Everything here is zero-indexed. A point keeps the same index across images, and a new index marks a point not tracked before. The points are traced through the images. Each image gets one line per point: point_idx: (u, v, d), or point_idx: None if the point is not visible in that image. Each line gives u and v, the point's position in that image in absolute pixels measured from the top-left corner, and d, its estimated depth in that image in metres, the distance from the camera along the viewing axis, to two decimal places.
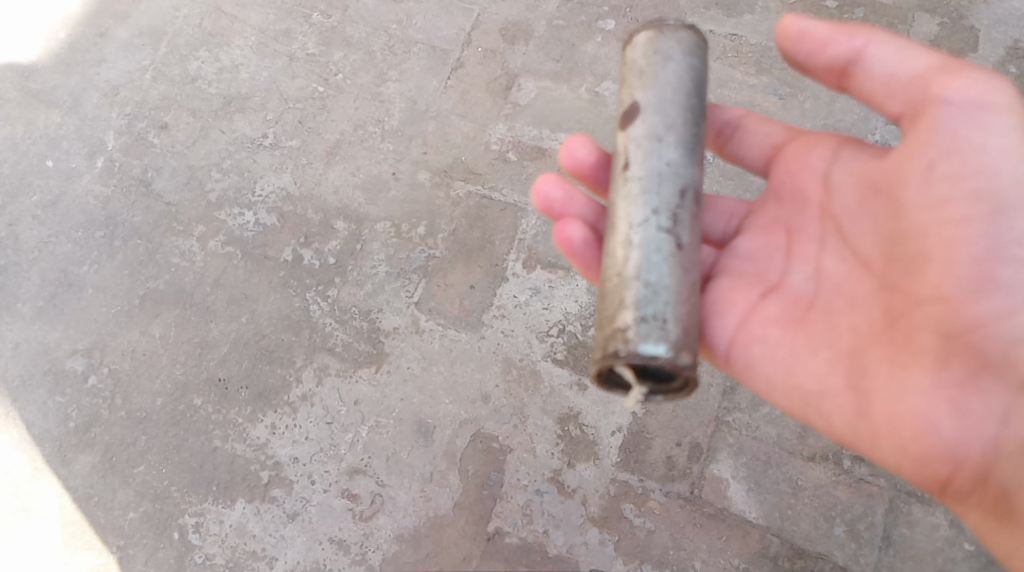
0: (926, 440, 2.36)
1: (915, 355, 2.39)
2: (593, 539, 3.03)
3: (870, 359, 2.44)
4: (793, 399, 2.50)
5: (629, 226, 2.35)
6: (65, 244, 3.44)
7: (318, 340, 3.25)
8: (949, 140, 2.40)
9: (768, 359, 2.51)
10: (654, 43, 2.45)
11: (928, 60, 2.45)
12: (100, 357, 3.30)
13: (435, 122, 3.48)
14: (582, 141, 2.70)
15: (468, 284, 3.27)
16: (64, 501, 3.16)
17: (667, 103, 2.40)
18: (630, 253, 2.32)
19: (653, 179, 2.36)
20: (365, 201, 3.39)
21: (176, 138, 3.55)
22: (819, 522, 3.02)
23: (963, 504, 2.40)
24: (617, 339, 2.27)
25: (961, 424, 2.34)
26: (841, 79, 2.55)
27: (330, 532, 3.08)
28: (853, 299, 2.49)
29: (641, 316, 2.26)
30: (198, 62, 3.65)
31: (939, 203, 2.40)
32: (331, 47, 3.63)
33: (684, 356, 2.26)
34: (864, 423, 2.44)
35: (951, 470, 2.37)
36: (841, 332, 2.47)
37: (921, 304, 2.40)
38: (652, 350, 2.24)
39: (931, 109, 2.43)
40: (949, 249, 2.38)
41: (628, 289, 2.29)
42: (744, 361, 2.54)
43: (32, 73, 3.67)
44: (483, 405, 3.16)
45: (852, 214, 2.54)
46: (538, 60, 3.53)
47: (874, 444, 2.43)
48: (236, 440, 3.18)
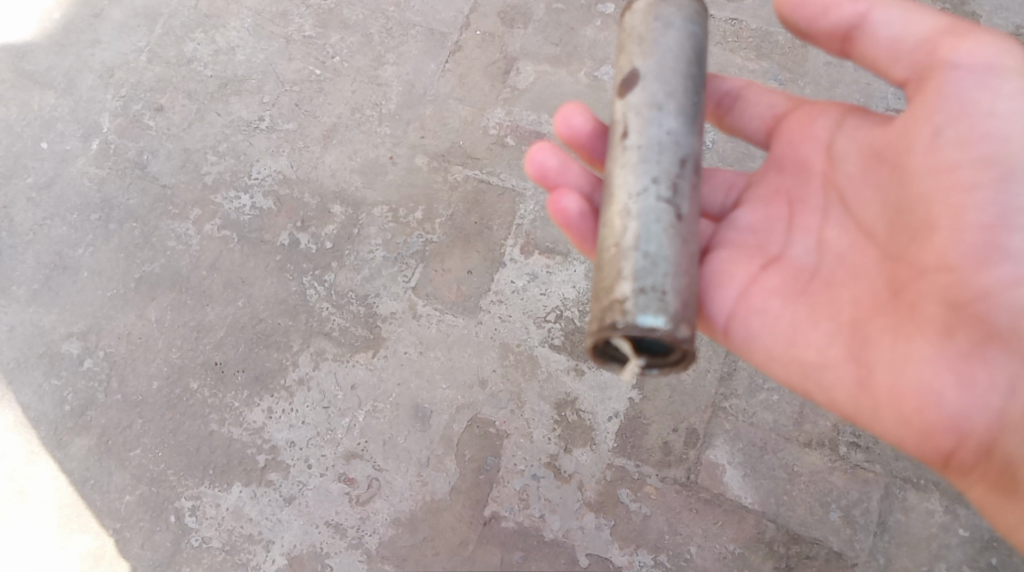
0: (929, 412, 2.35)
1: (919, 325, 2.38)
2: (589, 524, 3.04)
3: (873, 330, 2.43)
4: (794, 371, 2.51)
5: (628, 195, 2.34)
6: (60, 226, 3.42)
7: (315, 325, 3.24)
8: (956, 105, 2.40)
9: (768, 330, 2.52)
10: (654, 9, 2.44)
11: (933, 25, 2.45)
12: (95, 341, 3.29)
13: (432, 105, 3.46)
14: (579, 110, 2.68)
15: (466, 270, 3.26)
16: (60, 484, 3.15)
17: (667, 71, 2.39)
18: (628, 223, 2.31)
19: (653, 147, 2.35)
20: (362, 184, 3.37)
21: (172, 120, 3.52)
22: (814, 508, 3.03)
23: (967, 477, 2.39)
24: (615, 311, 2.26)
25: (966, 396, 2.33)
26: (844, 45, 2.55)
27: (327, 516, 3.08)
28: (857, 270, 2.50)
29: (640, 288, 2.25)
30: (194, 44, 3.62)
31: (945, 171, 2.39)
32: (328, 29, 3.60)
33: (683, 329, 2.25)
34: (866, 394, 2.43)
35: (954, 442, 2.36)
36: (844, 302, 2.48)
37: (926, 274, 2.40)
38: (651, 321, 2.23)
39: (938, 73, 2.42)
40: (955, 217, 2.37)
41: (626, 260, 2.28)
42: (745, 333, 2.55)
43: (27, 54, 3.64)
44: (480, 390, 3.15)
45: (856, 184, 2.55)
46: (536, 43, 3.51)
47: (876, 416, 2.43)
48: (233, 424, 3.18)
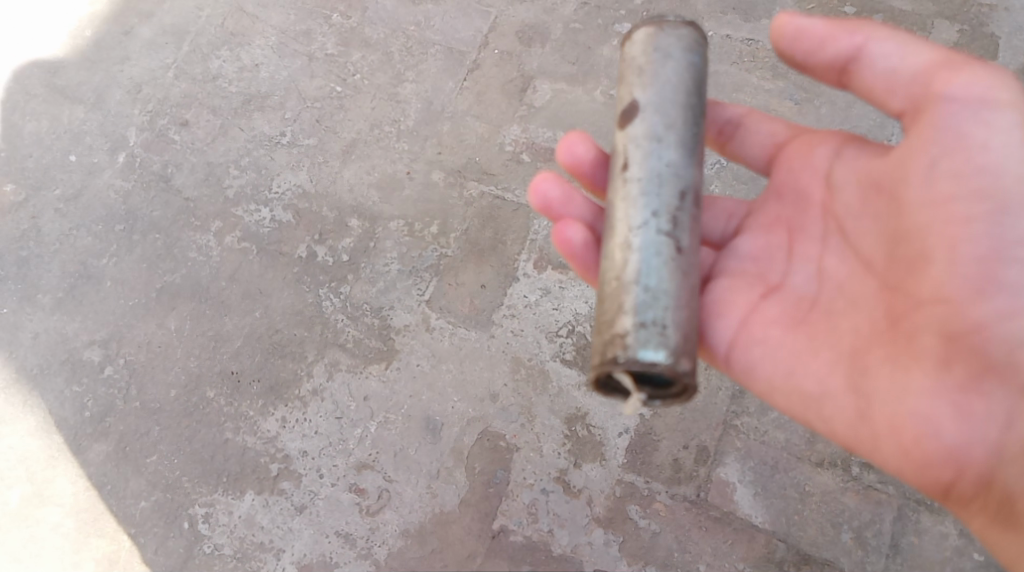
0: (927, 444, 2.35)
1: (916, 357, 2.38)
2: (597, 540, 3.04)
3: (872, 361, 2.43)
4: (793, 401, 2.50)
5: (629, 228, 2.36)
6: (86, 237, 3.51)
7: (329, 336, 3.28)
8: (951, 137, 2.39)
9: (768, 360, 2.51)
10: (653, 40, 2.46)
11: (928, 57, 2.44)
12: (116, 349, 3.35)
13: (450, 122, 3.51)
14: (581, 138, 2.71)
15: (479, 284, 3.29)
16: (78, 488, 3.21)
17: (666, 102, 2.41)
18: (629, 256, 2.33)
19: (652, 180, 2.37)
20: (380, 199, 3.42)
21: (196, 135, 3.60)
22: (825, 528, 3.00)
23: (967, 508, 2.39)
24: (616, 345, 2.28)
25: (964, 428, 2.33)
26: (841, 77, 2.54)
27: (337, 525, 3.11)
28: (855, 299, 2.49)
29: (640, 322, 2.27)
30: (220, 61, 3.71)
31: (941, 203, 2.39)
32: (350, 48, 3.67)
33: (684, 363, 2.27)
34: (865, 425, 2.43)
35: (953, 474, 2.36)
36: (842, 332, 2.47)
37: (922, 305, 2.39)
38: (651, 356, 2.25)
39: (932, 106, 2.42)
40: (951, 248, 2.37)
41: (627, 294, 2.30)
42: (746, 362, 2.54)
43: (59, 70, 3.75)
44: (491, 403, 3.17)
45: (855, 214, 2.54)
46: (553, 62, 3.55)
47: (875, 447, 2.43)
48: (247, 433, 3.22)
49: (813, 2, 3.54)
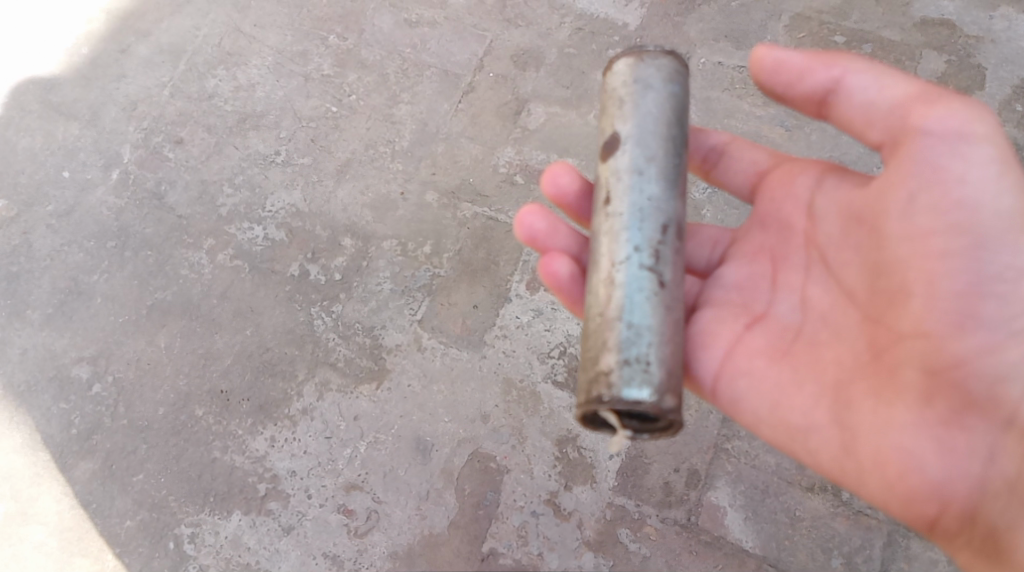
0: (913, 479, 2.37)
1: (899, 391, 2.40)
2: (587, 563, 3.01)
3: (855, 394, 2.43)
4: (779, 433, 2.50)
5: (612, 262, 2.37)
6: (77, 253, 3.49)
7: (320, 355, 3.27)
8: (929, 170, 2.39)
9: (753, 392, 2.51)
10: (633, 71, 2.47)
11: (905, 89, 2.45)
12: (105, 366, 3.33)
13: (444, 144, 3.52)
14: (566, 170, 2.73)
15: (471, 304, 3.29)
16: (63, 507, 3.18)
17: (647, 135, 2.42)
18: (613, 291, 2.34)
19: (634, 214, 2.38)
20: (373, 219, 3.43)
21: (191, 153, 3.61)
22: (815, 554, 2.98)
23: (952, 542, 2.41)
24: (601, 383, 2.28)
25: (947, 463, 2.36)
26: (820, 108, 2.55)
27: (325, 547, 3.08)
28: (838, 331, 2.49)
29: (624, 359, 2.27)
30: (216, 80, 3.72)
31: (921, 236, 2.39)
32: (346, 69, 3.69)
33: (668, 400, 2.27)
34: (851, 459, 2.44)
35: (938, 509, 2.38)
36: (826, 364, 2.48)
37: (904, 339, 2.40)
38: (636, 394, 2.25)
39: (911, 139, 2.42)
40: (932, 283, 2.37)
41: (611, 331, 2.31)
42: (732, 393, 2.53)
43: (55, 87, 3.76)
44: (481, 424, 3.16)
45: (836, 244, 2.54)
46: (548, 86, 3.57)
47: (860, 481, 2.44)
48: (235, 452, 3.19)
49: (804, 31, 3.58)
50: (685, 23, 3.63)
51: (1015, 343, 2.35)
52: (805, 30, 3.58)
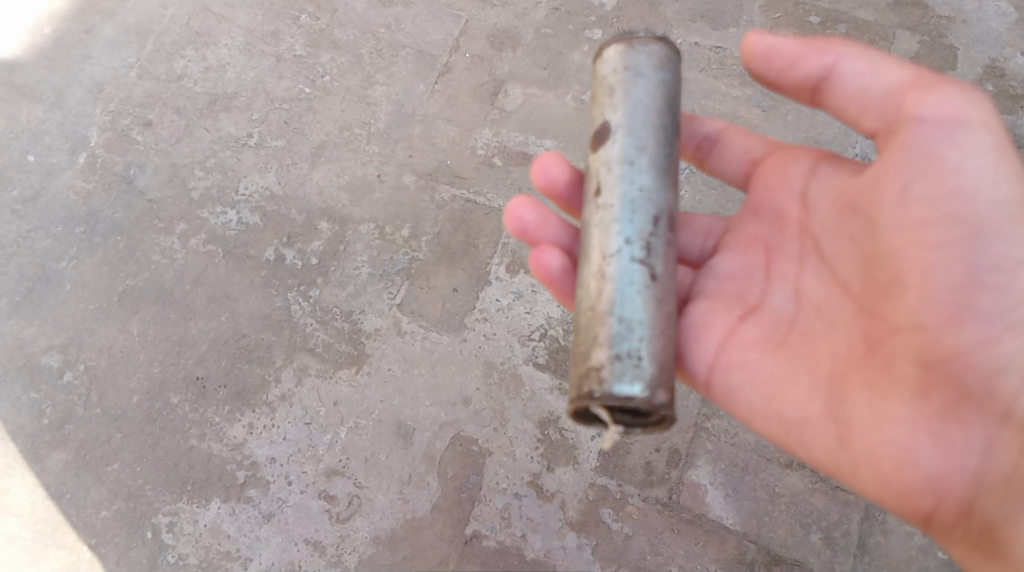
0: (907, 473, 2.39)
1: (894, 383, 2.41)
2: (570, 544, 3.03)
3: (851, 386, 2.44)
4: (774, 426, 2.52)
5: (603, 255, 2.36)
6: (44, 239, 3.41)
7: (298, 340, 3.23)
8: (924, 159, 2.40)
9: (748, 383, 2.53)
10: (624, 59, 2.46)
11: (899, 76, 2.46)
12: (76, 354, 3.26)
13: (421, 125, 3.49)
14: (556, 160, 2.71)
15: (451, 287, 3.27)
16: (36, 498, 3.12)
17: (638, 125, 2.41)
18: (604, 286, 2.34)
19: (624, 206, 2.38)
20: (349, 202, 3.39)
21: (160, 136, 3.53)
22: (795, 529, 3.02)
23: (948, 536, 2.43)
24: (591, 379, 2.28)
25: (942, 457, 2.37)
26: (814, 96, 2.56)
27: (306, 533, 3.06)
28: (833, 321, 2.50)
29: (615, 354, 2.27)
30: (184, 61, 3.64)
31: (915, 227, 2.39)
32: (319, 49, 3.63)
33: (660, 395, 2.26)
34: (845, 452, 2.45)
35: (933, 503, 2.39)
36: (821, 356, 2.49)
37: (899, 331, 2.40)
38: (627, 390, 2.25)
39: (904, 127, 2.42)
40: (926, 275, 2.37)
41: (602, 325, 2.31)
42: (728, 385, 2.55)
43: (16, 68, 3.66)
44: (463, 407, 3.15)
45: (831, 234, 2.55)
46: (525, 67, 3.55)
47: (854, 474, 2.45)
48: (213, 439, 3.15)
49: (780, 12, 3.60)
50: (661, 3, 3.63)
51: (1012, 335, 2.34)
52: (780, 10, 3.60)
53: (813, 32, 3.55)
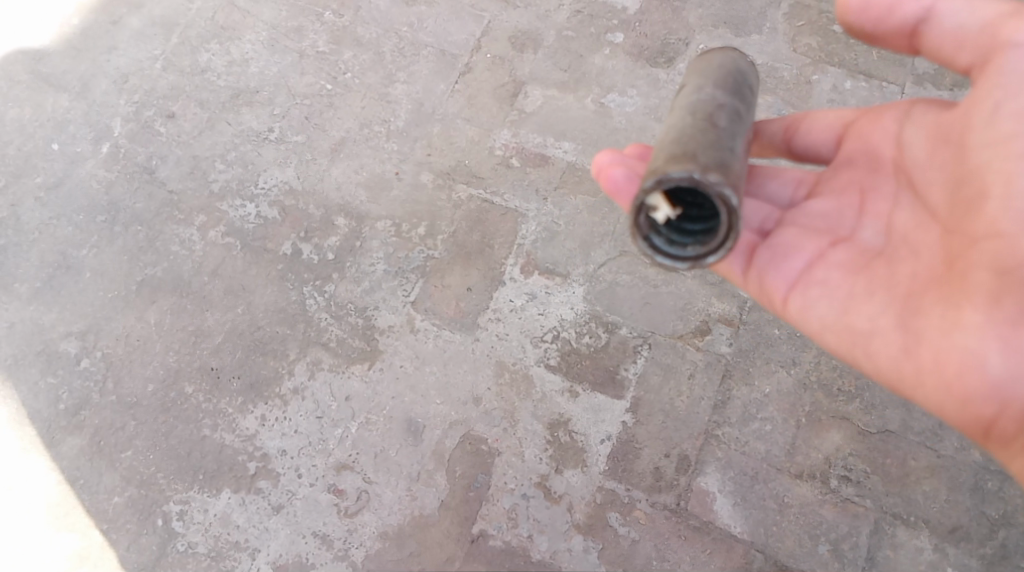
0: (972, 378, 2.32)
1: (968, 292, 2.36)
2: (577, 546, 3.03)
3: (925, 298, 2.42)
4: (843, 340, 2.51)
5: (672, 133, 2.33)
6: (66, 226, 3.45)
7: (312, 335, 3.26)
8: (1015, 82, 2.41)
9: (825, 300, 2.52)
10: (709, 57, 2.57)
11: (995, 10, 2.48)
12: (94, 341, 3.30)
13: (440, 124, 3.50)
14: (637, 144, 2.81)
15: (465, 287, 3.28)
16: (50, 482, 3.16)
17: (720, 71, 2.48)
18: (669, 146, 2.29)
19: (700, 104, 2.38)
20: (367, 199, 3.41)
21: (182, 128, 3.57)
22: (803, 540, 3.01)
23: (1008, 449, 2.32)
24: (654, 173, 2.25)
25: (1009, 362, 2.29)
26: (912, 39, 2.59)
27: (314, 526, 3.08)
28: (918, 245, 2.49)
29: (675, 158, 2.24)
30: (208, 54, 3.67)
31: (999, 143, 2.40)
32: (341, 46, 3.65)
33: (713, 176, 2.20)
34: (910, 361, 2.41)
35: (997, 410, 2.31)
36: (899, 275, 2.47)
37: (976, 243, 2.39)
38: (683, 170, 2.21)
39: (996, 57, 2.45)
40: (1005, 185, 2.37)
41: (663, 156, 2.27)
42: (806, 302, 2.55)
43: (43, 56, 3.70)
44: (473, 407, 3.16)
45: (923, 166, 2.54)
46: (545, 68, 3.56)
47: (918, 385, 2.40)
48: (225, 430, 3.18)
49: (803, 20, 3.58)
50: (685, 9, 3.62)
51: None
52: (805, 18, 3.58)
53: (837, 41, 3.53)
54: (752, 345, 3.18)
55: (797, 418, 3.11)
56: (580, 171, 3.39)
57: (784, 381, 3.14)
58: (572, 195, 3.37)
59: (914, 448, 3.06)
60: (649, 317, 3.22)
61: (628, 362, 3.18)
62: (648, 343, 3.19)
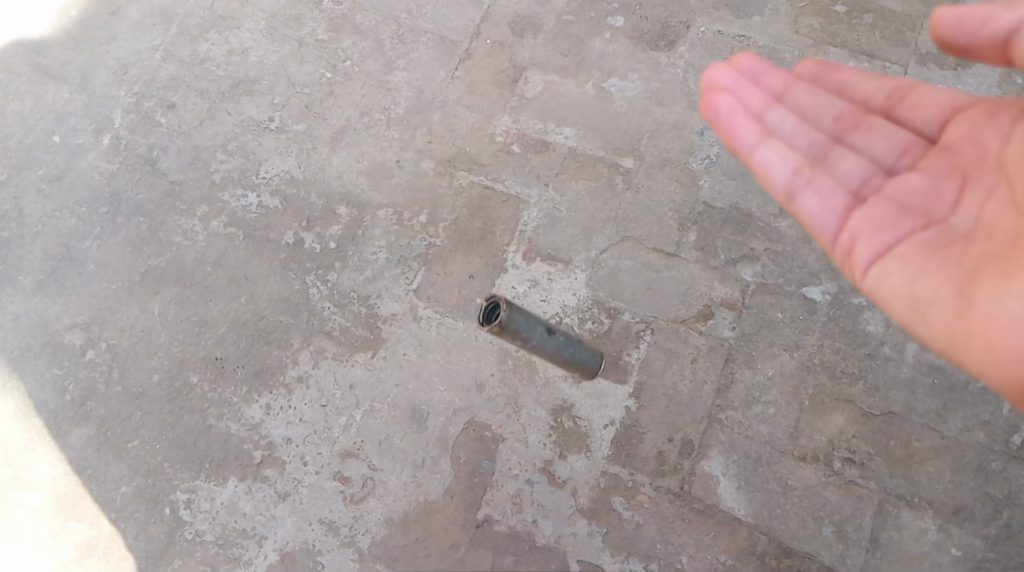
0: (1012, 343, 2.30)
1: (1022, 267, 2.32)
2: (581, 530, 3.05)
3: (986, 272, 2.38)
4: (903, 306, 2.46)
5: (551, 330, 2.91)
6: (68, 219, 3.46)
7: (316, 323, 3.27)
8: None
9: (891, 268, 2.47)
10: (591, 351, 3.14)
11: None
12: (98, 333, 3.32)
13: (440, 112, 3.50)
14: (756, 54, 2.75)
15: (467, 274, 3.28)
16: (57, 472, 3.18)
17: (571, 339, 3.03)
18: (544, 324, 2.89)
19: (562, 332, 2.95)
20: (368, 187, 3.41)
21: (183, 118, 3.57)
22: (807, 522, 3.02)
23: None
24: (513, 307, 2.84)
25: None
26: (1008, 51, 2.50)
27: (320, 513, 3.10)
28: (999, 230, 2.42)
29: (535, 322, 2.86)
30: (208, 44, 3.67)
31: None
32: (341, 34, 3.64)
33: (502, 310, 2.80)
34: (961, 327, 2.38)
35: None
36: (973, 254, 2.42)
37: None
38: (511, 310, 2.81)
39: None
40: None
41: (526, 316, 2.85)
42: (878, 270, 2.49)
43: (43, 49, 3.70)
44: (477, 393, 3.17)
45: (1017, 156, 2.45)
46: (546, 54, 3.55)
47: (966, 350, 2.38)
48: (231, 419, 3.20)
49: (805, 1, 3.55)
50: None
51: None
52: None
53: (839, 22, 3.51)
54: (756, 329, 3.18)
55: (800, 400, 3.11)
56: (582, 157, 3.40)
57: (787, 364, 3.14)
58: (573, 181, 3.37)
59: (918, 430, 3.06)
60: (651, 302, 3.22)
61: (632, 347, 3.18)
62: (651, 328, 3.20)
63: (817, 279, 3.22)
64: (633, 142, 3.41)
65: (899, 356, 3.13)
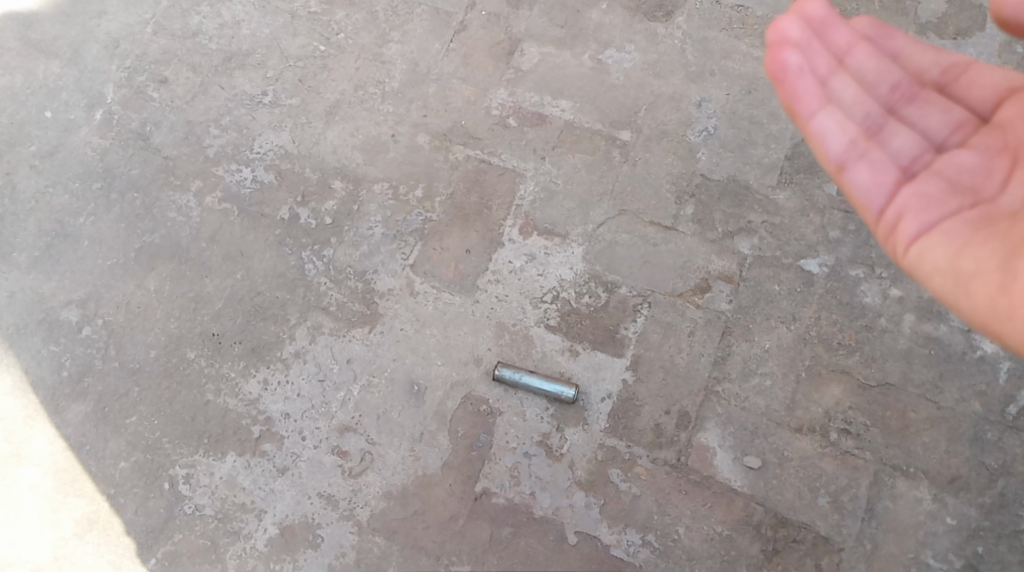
0: None
1: None
2: (579, 502, 3.07)
3: None
4: (944, 278, 2.47)
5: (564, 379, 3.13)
6: (62, 194, 3.44)
7: (312, 299, 3.26)
8: None
9: (938, 242, 2.48)
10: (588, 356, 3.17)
11: None
12: (94, 309, 3.31)
13: (435, 84, 3.48)
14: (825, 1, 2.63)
15: (463, 249, 3.28)
16: (56, 449, 3.19)
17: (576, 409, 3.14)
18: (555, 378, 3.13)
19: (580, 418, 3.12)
20: (363, 161, 3.40)
21: (176, 93, 3.54)
22: (803, 492, 3.04)
23: None
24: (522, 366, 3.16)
25: None
26: None
27: (319, 487, 3.11)
28: None
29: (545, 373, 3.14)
30: (200, 17, 3.63)
31: None
32: (334, 6, 3.61)
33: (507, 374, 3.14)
34: (1005, 300, 2.40)
35: None
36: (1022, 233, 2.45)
37: None
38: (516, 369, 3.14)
39: None
40: None
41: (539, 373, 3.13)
42: (922, 243, 2.50)
43: (33, 23, 3.65)
44: (475, 367, 3.18)
45: None
46: (541, 25, 3.52)
47: (1007, 324, 2.39)
48: (229, 395, 3.20)
49: None
50: None
51: None
52: None
53: None
54: (752, 301, 3.19)
55: (797, 372, 3.13)
56: (578, 130, 3.39)
57: (784, 336, 3.16)
58: (570, 154, 3.36)
59: (913, 401, 3.08)
60: (648, 276, 3.23)
61: (629, 321, 3.19)
62: (648, 302, 3.20)
63: (813, 252, 3.22)
64: (629, 114, 3.40)
65: (896, 328, 3.14)
